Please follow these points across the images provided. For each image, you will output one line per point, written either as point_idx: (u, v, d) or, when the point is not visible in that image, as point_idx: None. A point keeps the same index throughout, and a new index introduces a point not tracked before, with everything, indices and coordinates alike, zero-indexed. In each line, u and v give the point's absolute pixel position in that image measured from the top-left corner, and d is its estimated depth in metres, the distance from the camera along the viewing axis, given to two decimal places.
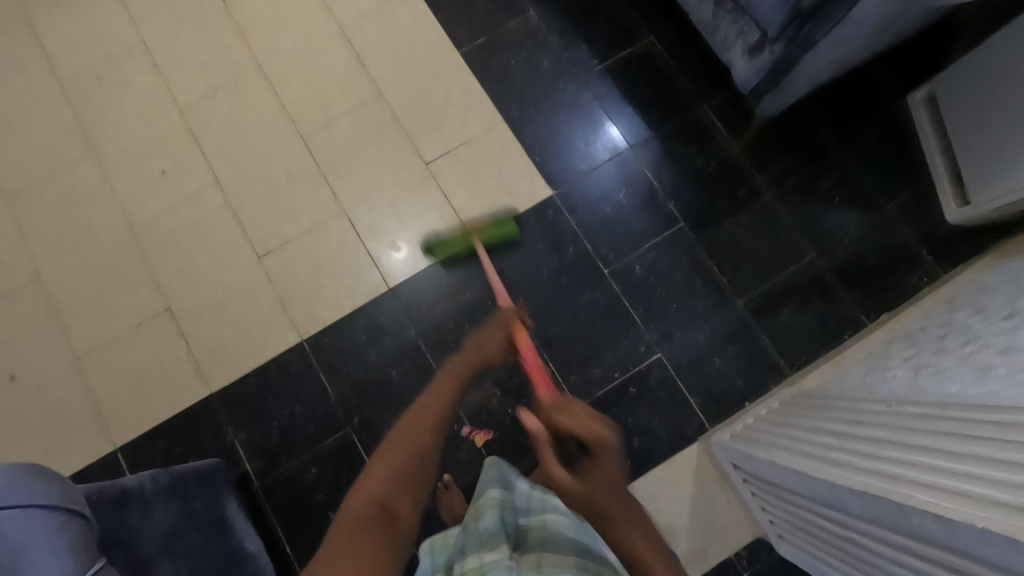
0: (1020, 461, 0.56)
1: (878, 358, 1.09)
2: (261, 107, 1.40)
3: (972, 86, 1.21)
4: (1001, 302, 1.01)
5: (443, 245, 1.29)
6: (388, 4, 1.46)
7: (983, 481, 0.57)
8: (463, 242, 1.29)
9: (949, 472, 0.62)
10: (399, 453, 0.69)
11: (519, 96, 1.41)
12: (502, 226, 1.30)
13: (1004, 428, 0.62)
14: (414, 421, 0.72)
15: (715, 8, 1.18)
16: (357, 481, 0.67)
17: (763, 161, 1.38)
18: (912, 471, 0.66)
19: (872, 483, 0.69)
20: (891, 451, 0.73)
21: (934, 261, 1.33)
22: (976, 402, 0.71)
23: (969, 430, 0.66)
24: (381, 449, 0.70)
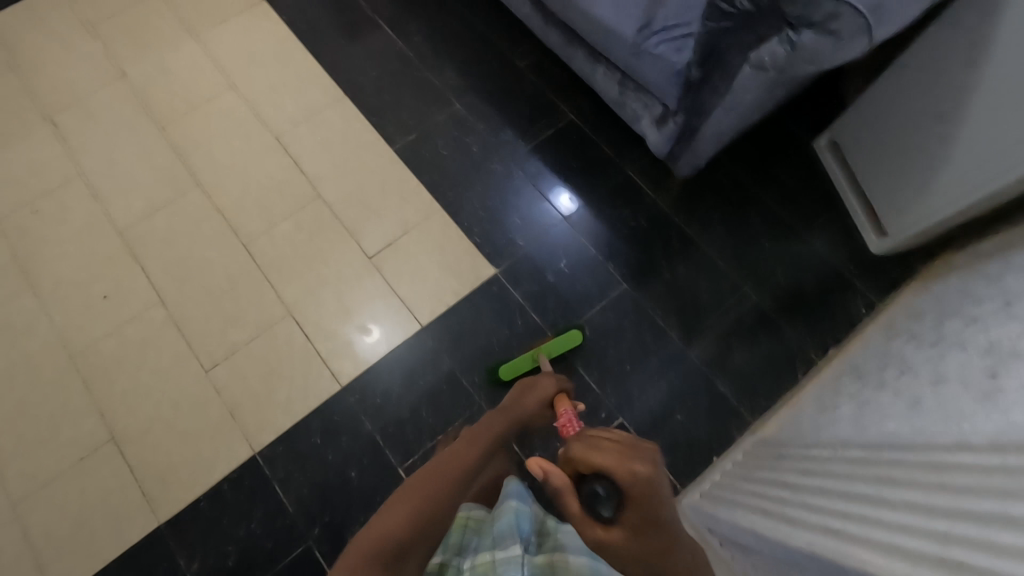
0: (941, 507, 0.57)
1: (829, 395, 1.10)
2: (202, 220, 1.42)
3: (870, 126, 1.32)
4: (930, 327, 1.04)
5: (511, 367, 1.26)
6: (320, 111, 1.54)
7: (909, 531, 0.58)
8: (528, 358, 1.27)
9: (881, 522, 0.63)
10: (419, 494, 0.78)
11: (453, 182, 1.47)
12: (566, 335, 1.30)
13: (927, 469, 0.63)
14: (441, 471, 0.85)
15: (620, 87, 1.29)
16: (381, 514, 0.75)
17: (692, 215, 1.44)
18: (851, 524, 0.66)
19: (817, 540, 0.69)
20: (837, 500, 0.72)
21: (868, 291, 1.38)
22: (906, 441, 0.73)
23: (896, 473, 0.67)
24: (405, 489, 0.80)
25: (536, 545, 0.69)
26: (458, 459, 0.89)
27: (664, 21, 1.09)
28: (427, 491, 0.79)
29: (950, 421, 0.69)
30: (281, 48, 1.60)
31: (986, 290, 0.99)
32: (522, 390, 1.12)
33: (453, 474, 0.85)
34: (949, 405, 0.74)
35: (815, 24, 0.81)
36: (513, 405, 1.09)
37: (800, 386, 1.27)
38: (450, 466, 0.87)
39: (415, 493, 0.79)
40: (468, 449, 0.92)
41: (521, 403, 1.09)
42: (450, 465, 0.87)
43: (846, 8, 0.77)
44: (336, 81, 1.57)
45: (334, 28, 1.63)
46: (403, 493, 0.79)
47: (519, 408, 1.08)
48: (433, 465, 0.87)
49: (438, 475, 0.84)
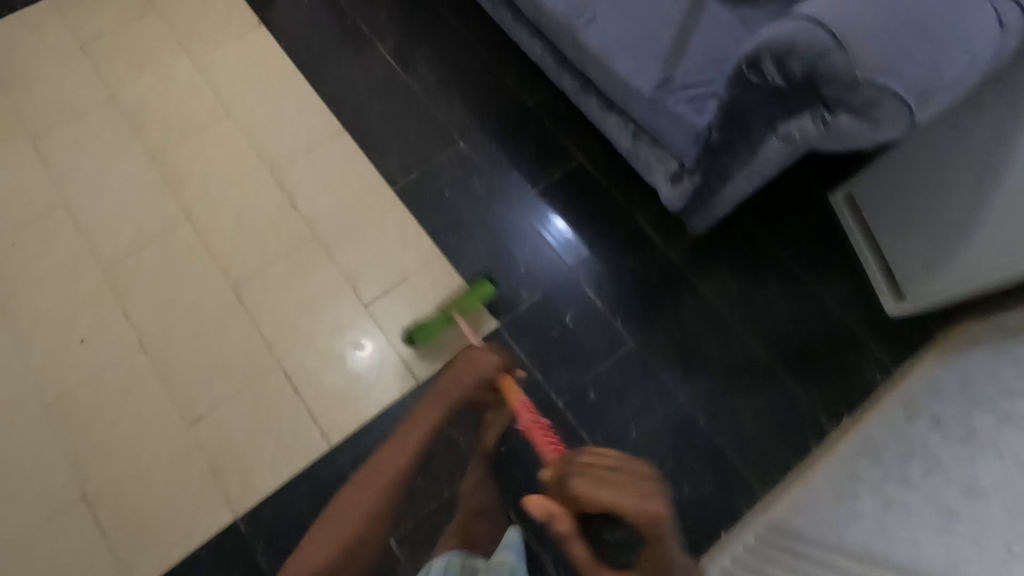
0: None
1: (847, 480, 1.05)
2: (190, 258, 1.35)
3: (892, 186, 1.26)
4: (955, 414, 0.99)
5: (418, 332, 1.24)
6: (318, 144, 1.47)
7: None
8: (439, 319, 1.25)
9: None
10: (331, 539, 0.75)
11: (456, 227, 1.41)
12: (479, 287, 1.27)
13: None
14: (363, 498, 0.78)
15: (634, 139, 1.22)
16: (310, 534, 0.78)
17: (703, 270, 1.38)
18: None
19: None
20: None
21: (884, 355, 1.32)
22: None
23: None
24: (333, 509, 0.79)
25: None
26: (379, 474, 0.80)
27: (684, 79, 1.06)
28: (347, 531, 0.76)
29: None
30: (278, 76, 1.54)
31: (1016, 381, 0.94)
32: (459, 368, 0.91)
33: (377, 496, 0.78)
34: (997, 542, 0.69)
35: (854, 110, 0.75)
36: (449, 389, 0.88)
37: (812, 459, 1.21)
38: (370, 490, 0.79)
39: (333, 534, 0.76)
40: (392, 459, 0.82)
41: (459, 384, 0.89)
42: (367, 490, 0.79)
43: (889, 96, 0.72)
44: (336, 113, 1.50)
45: (336, 55, 1.56)
46: (321, 532, 0.77)
47: (455, 395, 0.88)
48: (353, 492, 0.79)
49: (357, 507, 0.77)
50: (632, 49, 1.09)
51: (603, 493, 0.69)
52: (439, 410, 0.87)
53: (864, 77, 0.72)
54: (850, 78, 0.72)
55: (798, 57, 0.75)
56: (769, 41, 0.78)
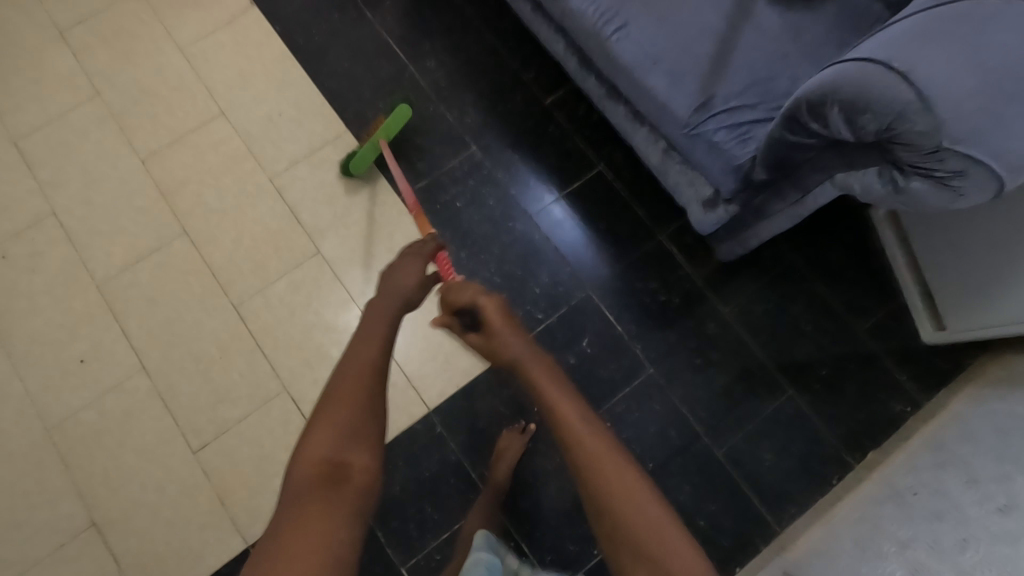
0: None
1: (871, 532, 1.01)
2: (189, 275, 1.30)
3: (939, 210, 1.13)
4: (993, 471, 0.94)
5: (352, 156, 1.30)
6: (320, 150, 1.38)
7: None
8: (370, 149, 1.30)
9: None
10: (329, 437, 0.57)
11: (468, 241, 1.33)
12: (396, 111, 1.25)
13: None
14: (348, 380, 0.60)
15: (663, 155, 1.08)
16: (299, 440, 0.57)
17: (727, 293, 1.31)
18: None
19: None
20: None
21: (914, 388, 1.26)
22: None
23: None
24: (317, 409, 0.58)
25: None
26: (366, 349, 0.62)
27: (726, 101, 0.95)
28: (347, 417, 0.58)
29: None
30: (276, 70, 1.43)
31: None
32: (394, 262, 0.77)
33: (367, 376, 0.60)
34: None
35: (932, 176, 0.66)
36: (388, 281, 0.74)
37: (833, 498, 1.18)
38: (354, 372, 0.60)
39: (329, 427, 0.57)
40: (372, 341, 0.63)
41: (399, 280, 0.74)
42: (354, 376, 0.60)
43: (977, 167, 0.63)
44: (340, 113, 1.40)
45: (338, 48, 1.45)
46: (313, 429, 0.57)
47: (404, 288, 0.73)
48: (339, 380, 0.60)
49: (347, 394, 0.59)
50: (669, 65, 0.98)
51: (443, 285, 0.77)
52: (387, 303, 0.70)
53: (949, 145, 0.62)
54: (931, 145, 0.63)
55: (871, 114, 0.65)
56: (838, 91, 0.68)
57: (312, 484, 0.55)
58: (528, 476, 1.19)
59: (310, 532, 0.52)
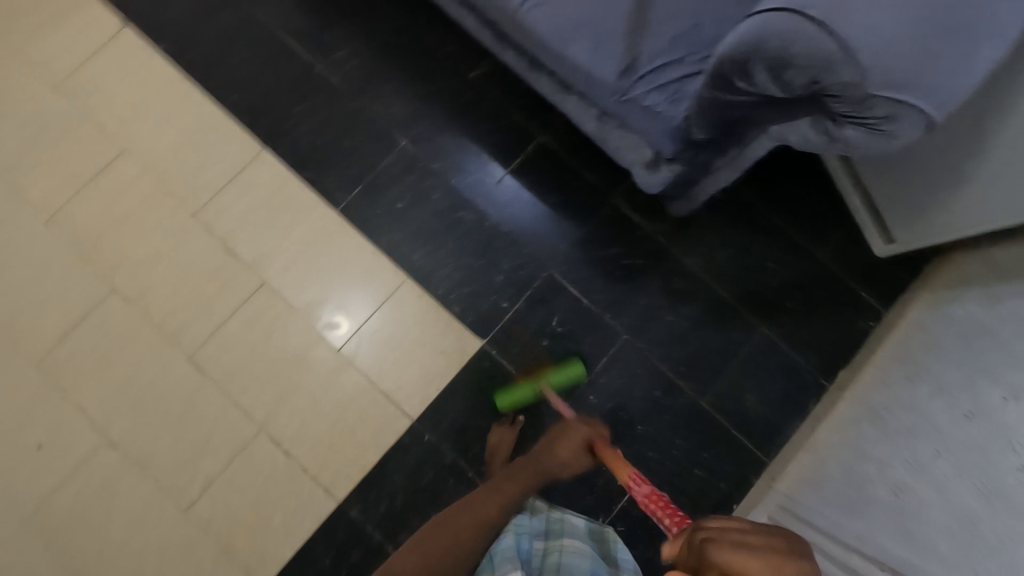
0: None
1: (853, 454, 1.06)
2: (131, 333, 1.22)
3: None
4: (957, 378, 0.98)
5: (509, 392, 1.18)
6: (241, 173, 1.29)
7: None
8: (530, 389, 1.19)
9: None
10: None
11: (418, 241, 1.28)
12: (568, 367, 1.20)
13: None
14: (457, 523, 0.81)
15: (599, 123, 1.04)
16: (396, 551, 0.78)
17: (688, 244, 1.30)
18: None
19: None
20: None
21: (877, 301, 1.28)
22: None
23: None
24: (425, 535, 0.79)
25: (538, 553, 0.83)
26: (475, 507, 0.84)
27: (651, 61, 0.90)
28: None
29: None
30: (171, 93, 1.31)
31: (1018, 344, 0.92)
32: (557, 436, 0.99)
33: (473, 528, 0.80)
34: (1007, 558, 0.72)
35: (866, 123, 0.65)
36: (548, 449, 0.96)
37: (814, 422, 1.22)
38: (465, 513, 0.82)
39: (412, 559, 0.76)
40: (493, 496, 0.86)
41: (558, 451, 0.96)
42: (464, 516, 0.82)
43: (907, 108, 0.61)
44: (253, 128, 1.30)
45: (234, 55, 1.33)
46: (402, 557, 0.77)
47: (552, 455, 0.96)
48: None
49: (449, 539, 0.79)
50: (588, 29, 0.92)
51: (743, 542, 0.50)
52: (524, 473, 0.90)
53: (878, 91, 0.61)
54: (861, 94, 0.62)
55: (797, 68, 0.63)
56: (760, 48, 0.65)
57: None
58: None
59: None
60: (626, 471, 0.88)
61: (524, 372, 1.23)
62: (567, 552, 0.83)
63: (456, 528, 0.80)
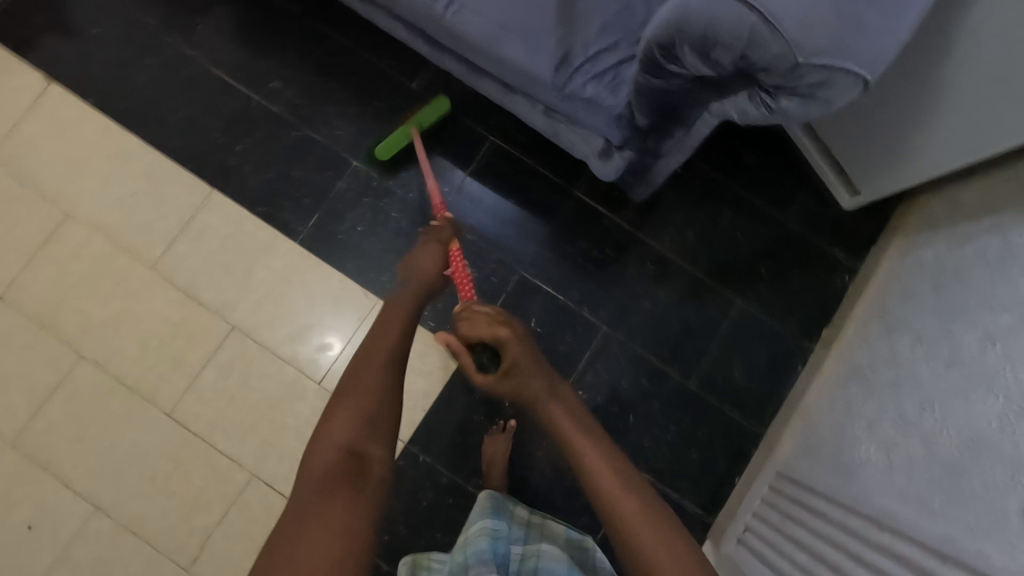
0: None
1: (844, 414, 1.06)
2: (106, 399, 1.19)
3: None
4: (935, 325, 0.98)
5: (384, 142, 1.20)
6: (193, 219, 1.25)
7: None
8: (402, 136, 1.22)
9: None
10: (341, 438, 0.68)
11: (383, 262, 1.25)
12: (432, 106, 1.23)
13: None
14: (370, 385, 0.73)
15: (546, 119, 1.00)
16: (319, 433, 0.70)
17: (655, 226, 1.28)
18: None
19: None
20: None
21: (849, 257, 1.28)
22: (951, 530, 0.75)
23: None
24: (340, 397, 0.72)
25: (516, 558, 0.89)
26: (376, 350, 0.78)
27: (585, 51, 0.88)
28: (367, 401, 0.72)
29: (1004, 529, 0.69)
30: (110, 148, 1.27)
31: (989, 284, 0.92)
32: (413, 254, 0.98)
33: (381, 385, 0.74)
34: (998, 504, 0.71)
35: (799, 93, 0.63)
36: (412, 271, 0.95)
37: (802, 387, 1.22)
38: (376, 358, 0.77)
39: (347, 417, 0.70)
40: (391, 325, 0.83)
41: (423, 265, 0.96)
42: (371, 368, 0.75)
43: (837, 73, 0.60)
44: (199, 171, 1.27)
45: (168, 99, 1.29)
46: (332, 422, 0.70)
47: (420, 279, 0.94)
48: (354, 372, 0.75)
49: (364, 384, 0.73)
50: (517, 28, 0.90)
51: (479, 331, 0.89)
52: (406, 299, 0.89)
53: (805, 60, 0.60)
54: (789, 65, 0.60)
55: (722, 47, 0.62)
56: (683, 30, 0.64)
57: (334, 463, 0.66)
58: (519, 471, 1.20)
59: (322, 504, 0.61)
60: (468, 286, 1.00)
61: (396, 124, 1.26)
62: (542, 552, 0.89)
63: (370, 371, 0.75)
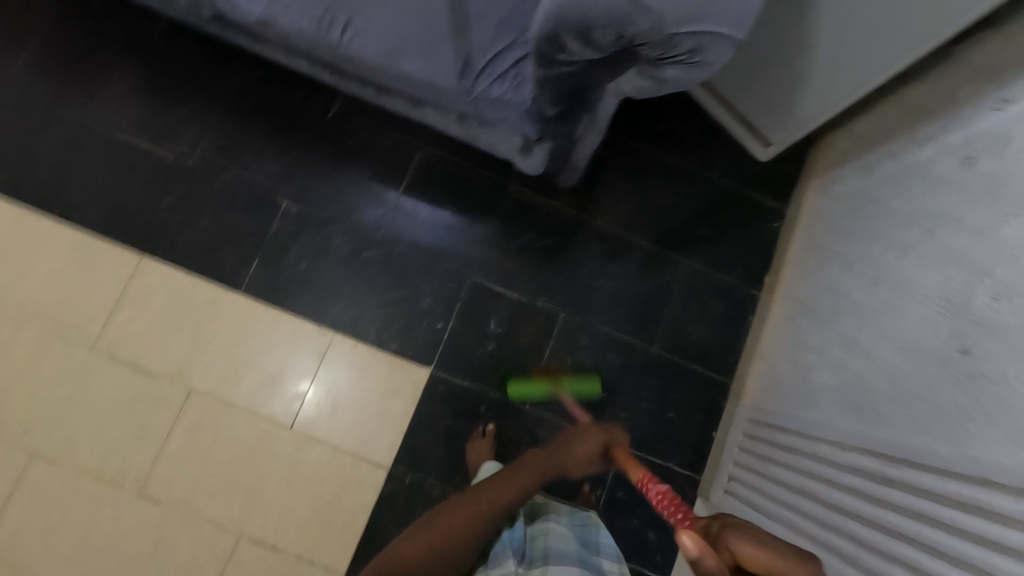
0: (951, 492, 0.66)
1: (797, 350, 1.12)
2: (69, 492, 1.14)
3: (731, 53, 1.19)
4: (857, 250, 1.05)
5: (518, 385, 1.20)
6: (128, 289, 1.21)
7: (924, 548, 0.66)
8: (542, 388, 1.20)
9: (897, 528, 0.70)
10: (470, 509, 0.77)
11: (334, 294, 1.24)
12: (586, 381, 1.22)
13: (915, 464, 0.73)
14: (463, 525, 0.76)
15: (462, 126, 1.02)
16: (416, 525, 0.76)
17: (592, 209, 1.32)
18: (869, 529, 0.75)
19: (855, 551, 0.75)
20: (879, 509, 0.74)
21: (775, 202, 1.35)
22: (893, 429, 0.81)
23: (893, 471, 0.75)
24: (448, 509, 0.78)
25: (526, 538, 0.87)
26: (480, 514, 0.77)
27: (483, 53, 0.91)
28: (447, 542, 0.75)
29: (940, 419, 0.74)
30: (23, 233, 1.22)
31: (896, 203, 0.99)
32: (581, 429, 0.88)
33: (478, 518, 0.77)
34: (933, 401, 0.76)
35: (679, 60, 0.68)
36: (569, 443, 0.86)
37: (757, 333, 1.28)
38: (489, 502, 0.78)
39: (429, 542, 0.74)
40: (508, 485, 0.80)
41: (582, 445, 0.86)
42: (476, 515, 0.77)
43: (708, 36, 0.65)
44: (123, 240, 1.23)
45: (77, 173, 1.24)
46: (424, 531, 0.75)
47: (569, 457, 0.85)
48: (471, 497, 0.78)
49: (469, 511, 0.77)
50: (414, 42, 0.91)
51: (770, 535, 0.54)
52: (542, 460, 0.83)
53: (676, 30, 0.65)
54: (663, 37, 0.65)
55: (600, 30, 0.66)
56: (561, 20, 0.68)
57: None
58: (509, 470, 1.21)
59: None
60: (640, 473, 0.81)
61: (541, 369, 1.24)
62: (551, 530, 0.87)
63: (478, 508, 0.77)
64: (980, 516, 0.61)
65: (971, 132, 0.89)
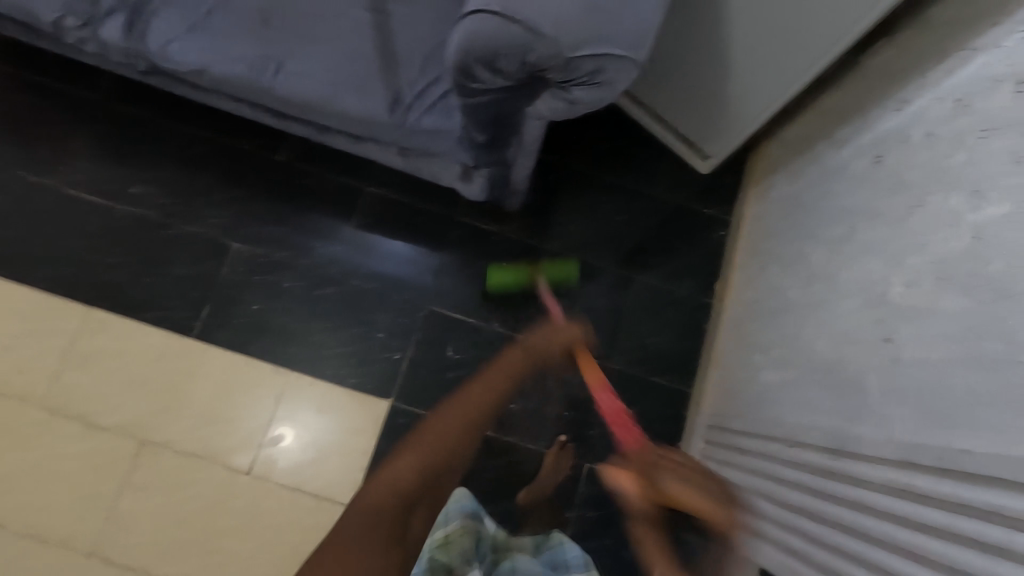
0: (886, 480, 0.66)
1: (747, 353, 1.14)
2: (18, 561, 1.09)
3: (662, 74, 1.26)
4: (793, 251, 1.09)
5: (498, 272, 1.26)
6: (77, 344, 1.19)
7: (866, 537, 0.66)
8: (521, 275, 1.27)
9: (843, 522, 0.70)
10: (463, 411, 0.73)
11: (289, 333, 1.24)
12: (562, 265, 1.31)
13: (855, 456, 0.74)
14: (459, 428, 0.72)
15: (402, 157, 1.05)
16: (404, 444, 0.70)
17: (542, 231, 1.35)
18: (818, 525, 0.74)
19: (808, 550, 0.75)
20: (825, 504, 0.75)
21: (719, 213, 1.39)
22: (833, 421, 0.82)
23: (836, 464, 0.76)
24: (438, 417, 0.72)
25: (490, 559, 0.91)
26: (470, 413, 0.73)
27: (413, 88, 0.94)
28: (443, 449, 0.70)
29: (872, 408, 0.76)
30: None
31: (822, 203, 1.04)
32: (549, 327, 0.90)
33: (470, 421, 0.73)
34: (865, 389, 0.78)
35: (583, 82, 0.73)
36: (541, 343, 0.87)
37: (712, 340, 1.30)
38: (475, 401, 0.75)
39: (421, 455, 0.69)
40: (491, 383, 0.77)
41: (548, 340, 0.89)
42: (468, 413, 0.73)
43: (607, 58, 0.70)
44: (71, 295, 1.22)
45: (23, 231, 1.23)
46: (411, 448, 0.70)
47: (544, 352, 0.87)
48: (458, 401, 0.75)
49: (460, 416, 0.73)
50: (345, 82, 0.94)
51: (692, 470, 0.71)
52: (521, 358, 0.82)
53: (575, 54, 0.69)
54: (564, 61, 0.70)
55: (505, 57, 0.70)
56: (469, 51, 0.71)
57: (379, 504, 0.66)
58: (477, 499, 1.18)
59: None
60: None
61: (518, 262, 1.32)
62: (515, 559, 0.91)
63: (468, 406, 0.74)
64: (919, 502, 0.61)
65: (879, 132, 0.94)
